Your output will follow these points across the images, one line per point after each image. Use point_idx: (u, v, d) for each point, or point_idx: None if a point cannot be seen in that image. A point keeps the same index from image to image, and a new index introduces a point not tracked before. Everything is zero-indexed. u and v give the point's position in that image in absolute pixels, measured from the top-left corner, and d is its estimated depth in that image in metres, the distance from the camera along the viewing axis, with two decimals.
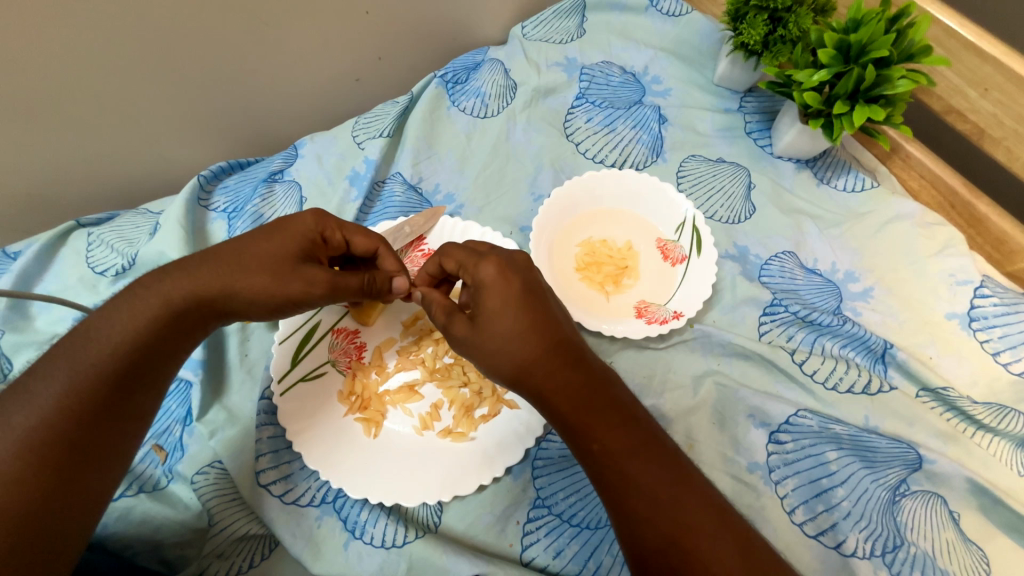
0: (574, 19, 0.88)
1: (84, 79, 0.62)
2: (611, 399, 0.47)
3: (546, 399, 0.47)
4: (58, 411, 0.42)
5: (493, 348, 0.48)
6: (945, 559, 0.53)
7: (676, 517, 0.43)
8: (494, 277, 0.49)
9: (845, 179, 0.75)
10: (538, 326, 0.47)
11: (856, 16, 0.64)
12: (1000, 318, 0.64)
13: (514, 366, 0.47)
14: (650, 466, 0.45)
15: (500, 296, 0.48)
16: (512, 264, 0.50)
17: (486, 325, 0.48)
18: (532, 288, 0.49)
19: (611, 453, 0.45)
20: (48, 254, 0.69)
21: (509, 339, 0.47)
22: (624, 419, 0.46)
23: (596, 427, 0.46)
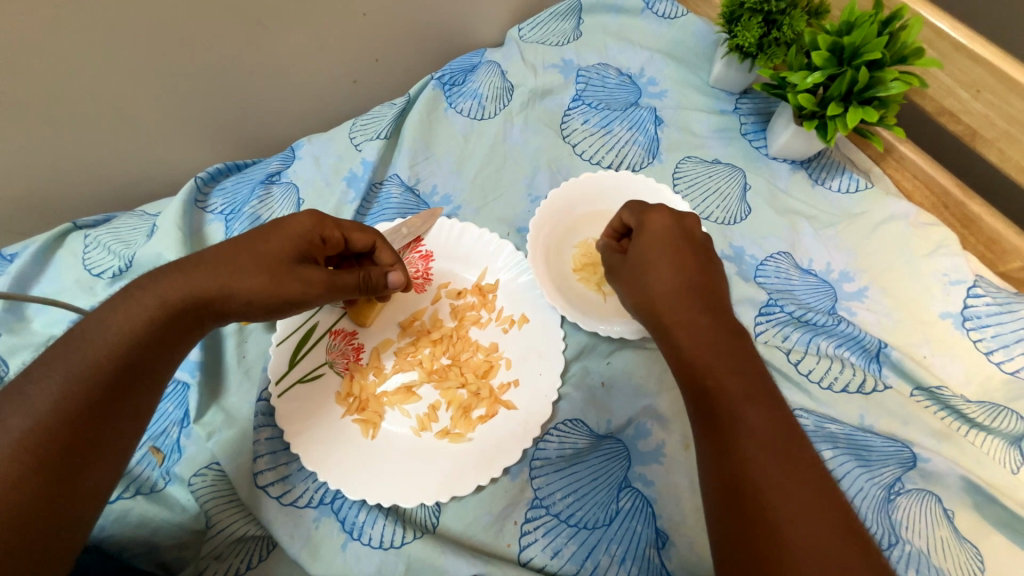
0: (571, 21, 0.89)
1: (81, 80, 0.62)
2: (740, 349, 0.51)
3: (673, 331, 0.55)
4: (54, 413, 0.42)
5: (638, 278, 0.59)
6: (940, 557, 0.53)
7: (768, 460, 0.44)
8: (657, 227, 0.60)
9: (840, 180, 0.76)
10: (683, 269, 0.58)
11: (849, 19, 0.65)
12: (993, 317, 0.65)
13: (655, 293, 0.57)
14: (763, 414, 0.46)
15: (663, 240, 0.59)
16: (677, 222, 0.61)
17: (639, 259, 0.60)
18: (688, 241, 0.59)
19: (722, 386, 0.49)
20: (44, 256, 0.69)
21: (660, 269, 0.58)
22: (746, 370, 0.49)
23: (714, 362, 0.50)
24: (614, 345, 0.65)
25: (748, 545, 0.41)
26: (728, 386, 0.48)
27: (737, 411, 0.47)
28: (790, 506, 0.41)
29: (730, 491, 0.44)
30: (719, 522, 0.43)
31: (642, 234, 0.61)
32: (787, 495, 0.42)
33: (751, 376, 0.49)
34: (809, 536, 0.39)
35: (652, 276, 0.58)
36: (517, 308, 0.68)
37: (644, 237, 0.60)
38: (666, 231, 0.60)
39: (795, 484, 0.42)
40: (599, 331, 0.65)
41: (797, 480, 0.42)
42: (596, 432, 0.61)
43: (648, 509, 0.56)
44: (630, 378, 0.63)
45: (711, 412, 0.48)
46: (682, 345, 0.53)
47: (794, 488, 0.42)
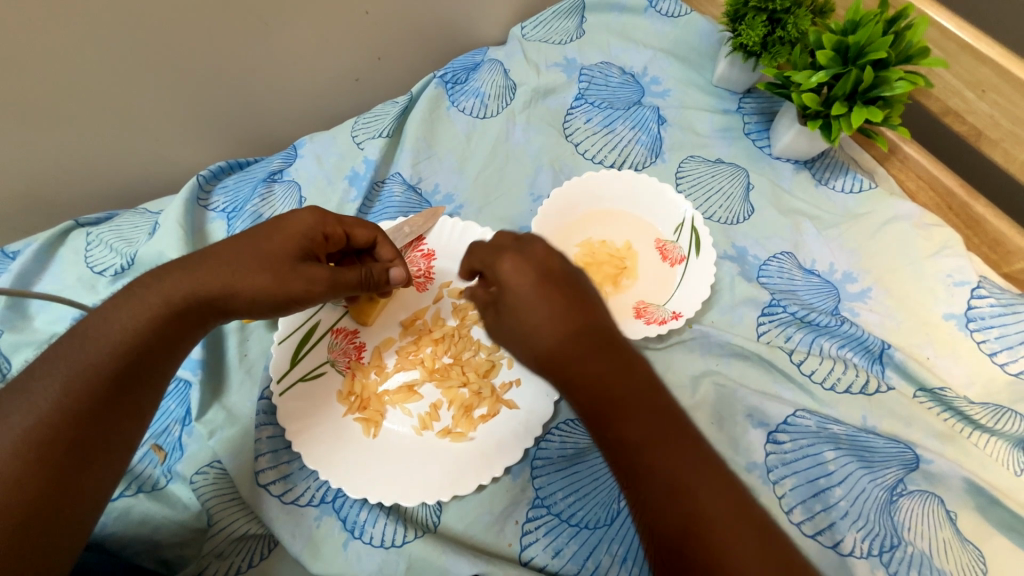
0: (574, 20, 0.88)
1: (83, 78, 0.62)
2: (635, 384, 0.45)
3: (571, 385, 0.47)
4: (57, 411, 0.42)
5: (526, 332, 0.50)
6: (943, 558, 0.53)
7: (699, 508, 0.39)
8: (514, 271, 0.53)
9: (844, 180, 0.76)
10: (561, 308, 0.50)
11: (854, 18, 0.65)
12: (997, 318, 0.65)
13: (543, 353, 0.49)
14: (670, 457, 0.41)
15: (524, 287, 0.51)
16: (531, 257, 0.54)
17: (516, 308, 0.51)
18: (548, 275, 0.52)
19: (625, 441, 0.43)
20: (47, 254, 0.69)
21: (535, 323, 0.50)
22: (644, 409, 0.44)
23: (613, 411, 0.44)
24: None
25: None
26: (629, 439, 0.43)
27: (648, 463, 0.41)
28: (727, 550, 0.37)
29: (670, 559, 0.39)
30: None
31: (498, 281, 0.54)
32: (729, 542, 0.38)
33: (652, 416, 0.43)
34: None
35: (532, 332, 0.50)
36: None
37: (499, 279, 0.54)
38: (521, 271, 0.53)
39: (726, 528, 0.38)
40: None
41: (733, 519, 0.39)
42: None
43: None
44: None
45: (625, 472, 0.43)
46: (583, 405, 0.46)
47: (733, 529, 0.38)
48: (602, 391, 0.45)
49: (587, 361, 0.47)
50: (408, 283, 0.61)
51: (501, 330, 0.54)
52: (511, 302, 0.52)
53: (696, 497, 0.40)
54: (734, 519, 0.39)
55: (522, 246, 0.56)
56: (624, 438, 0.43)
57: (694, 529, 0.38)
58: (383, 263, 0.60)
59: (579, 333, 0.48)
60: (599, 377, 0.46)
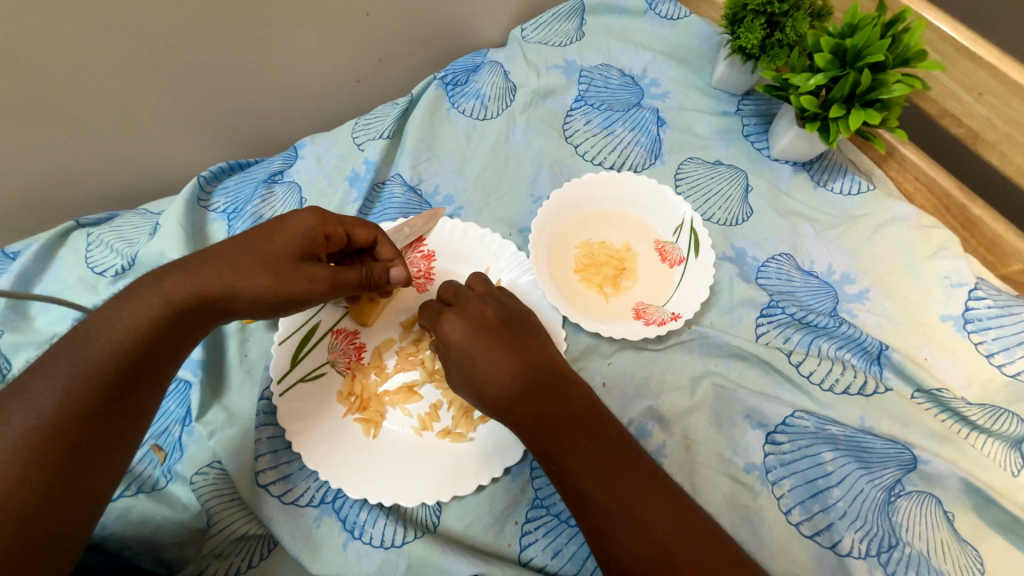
0: (573, 22, 0.89)
1: (84, 78, 0.62)
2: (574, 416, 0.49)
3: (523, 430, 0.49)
4: (57, 411, 0.42)
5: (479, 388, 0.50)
6: (940, 559, 0.53)
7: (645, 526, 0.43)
8: (454, 329, 0.52)
9: (842, 182, 0.76)
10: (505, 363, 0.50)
11: (852, 21, 0.66)
12: (994, 320, 0.65)
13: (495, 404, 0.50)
14: (622, 482, 0.45)
15: (466, 339, 0.51)
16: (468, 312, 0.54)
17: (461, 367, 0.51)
18: (487, 325, 0.52)
19: (570, 475, 0.46)
20: (48, 254, 0.69)
21: (481, 377, 0.50)
22: (590, 443, 0.47)
23: (555, 447, 0.47)
24: (615, 345, 0.65)
25: None
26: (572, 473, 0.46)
27: (593, 490, 0.45)
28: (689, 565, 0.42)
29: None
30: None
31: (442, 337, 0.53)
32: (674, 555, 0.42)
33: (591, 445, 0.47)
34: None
35: (482, 384, 0.50)
36: None
37: (442, 334, 0.53)
38: (462, 323, 0.52)
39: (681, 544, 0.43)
40: (600, 331, 0.65)
41: (676, 530, 0.43)
42: None
43: None
44: (632, 378, 0.63)
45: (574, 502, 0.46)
46: (532, 445, 0.49)
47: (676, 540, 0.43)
48: (546, 430, 0.48)
49: (528, 405, 0.49)
50: (409, 282, 0.61)
51: (453, 382, 0.54)
52: (456, 358, 0.52)
53: (640, 518, 0.44)
54: (675, 530, 0.43)
55: (459, 299, 0.56)
56: (569, 471, 0.46)
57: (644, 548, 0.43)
58: (383, 263, 0.60)
59: (522, 379, 0.49)
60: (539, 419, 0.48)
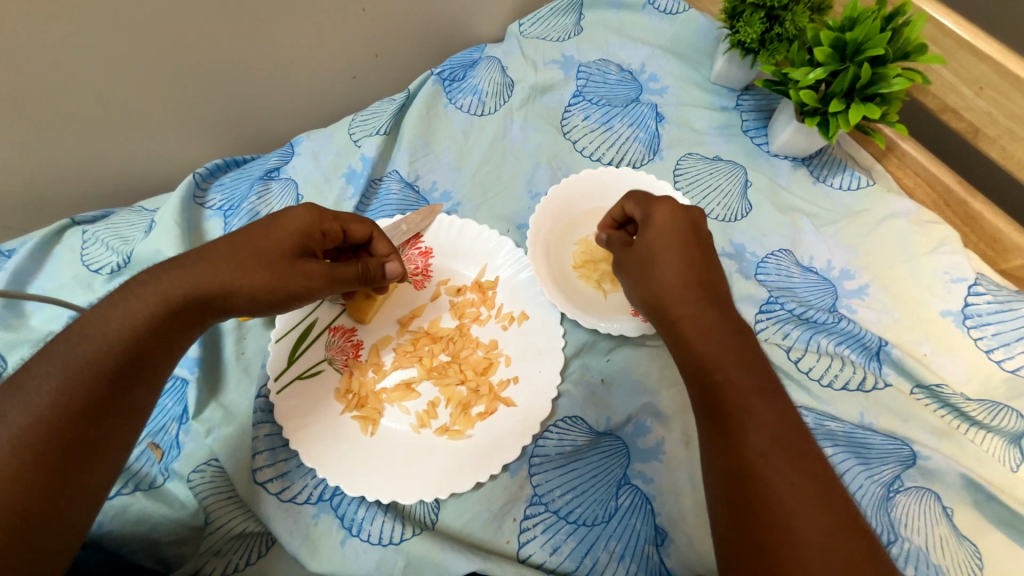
0: (571, 17, 0.88)
1: (78, 75, 0.61)
2: (747, 346, 0.50)
3: (676, 324, 0.53)
4: (53, 409, 0.41)
5: (656, 272, 0.55)
6: (939, 554, 0.53)
7: (779, 459, 0.43)
8: (664, 219, 0.57)
9: (841, 177, 0.76)
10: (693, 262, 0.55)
11: (852, 14, 0.64)
12: (994, 315, 0.65)
13: (663, 287, 0.54)
14: (773, 412, 0.46)
15: (667, 237, 0.56)
16: (683, 214, 0.57)
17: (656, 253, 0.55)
18: (696, 234, 0.56)
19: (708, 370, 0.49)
20: (43, 251, 0.68)
21: (666, 265, 0.55)
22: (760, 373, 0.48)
23: (720, 360, 0.49)
24: (613, 342, 0.65)
25: (751, 540, 0.41)
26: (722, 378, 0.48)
27: (746, 410, 0.46)
28: (797, 503, 0.41)
29: (732, 488, 0.44)
30: (723, 516, 0.44)
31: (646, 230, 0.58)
32: (794, 494, 0.41)
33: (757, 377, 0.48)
34: (815, 536, 0.40)
35: (659, 269, 0.55)
36: (516, 305, 0.68)
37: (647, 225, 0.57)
38: (674, 221, 0.57)
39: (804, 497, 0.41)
40: (598, 327, 0.65)
41: (808, 477, 0.42)
42: (595, 429, 0.61)
43: (647, 506, 0.56)
44: (630, 375, 0.63)
45: (716, 407, 0.47)
46: (676, 338, 0.53)
47: (803, 485, 0.42)
48: (710, 336, 0.51)
49: (696, 305, 0.52)
50: (404, 277, 0.61)
51: (625, 266, 0.59)
52: (649, 244, 0.56)
53: (784, 453, 0.44)
54: (807, 479, 0.42)
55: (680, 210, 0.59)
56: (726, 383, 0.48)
57: (766, 472, 0.43)
58: (378, 258, 0.59)
59: (698, 284, 0.54)
60: (713, 326, 0.51)
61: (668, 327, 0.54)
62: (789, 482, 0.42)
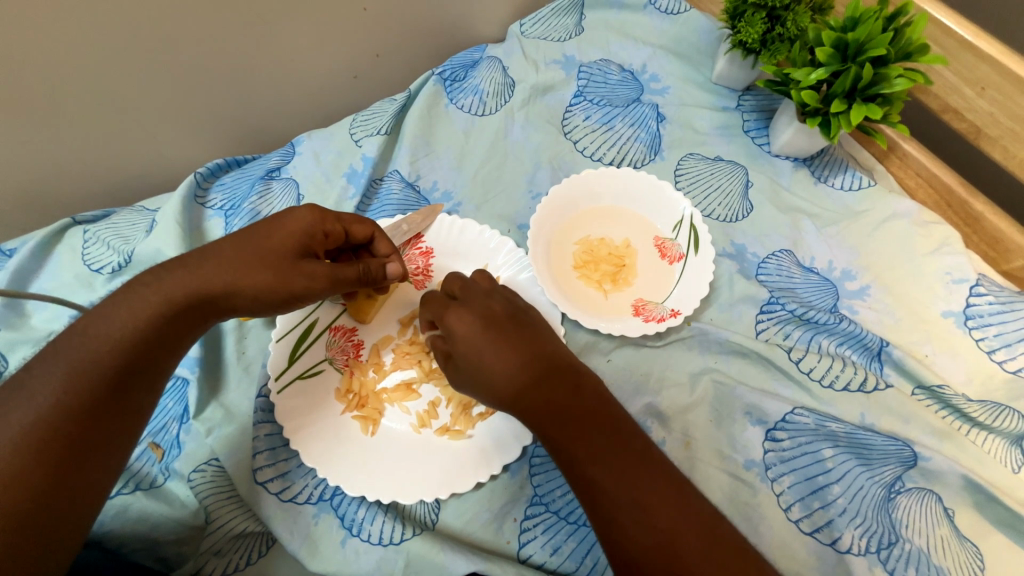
0: (572, 17, 0.88)
1: (80, 73, 0.61)
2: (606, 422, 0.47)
3: (535, 423, 0.48)
4: (55, 408, 0.41)
5: (488, 378, 0.50)
6: (940, 556, 0.53)
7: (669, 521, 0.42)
8: (462, 320, 0.53)
9: (842, 178, 0.75)
10: (513, 350, 0.51)
11: (854, 15, 0.64)
12: (995, 316, 0.64)
13: (505, 381, 0.49)
14: (639, 479, 0.44)
15: (476, 338, 0.52)
16: (478, 302, 0.55)
17: (480, 357, 0.51)
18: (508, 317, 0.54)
19: (580, 464, 0.45)
20: (44, 250, 0.68)
21: (493, 355, 0.50)
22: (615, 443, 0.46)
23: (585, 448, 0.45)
24: (614, 342, 0.65)
25: None
26: (600, 470, 0.44)
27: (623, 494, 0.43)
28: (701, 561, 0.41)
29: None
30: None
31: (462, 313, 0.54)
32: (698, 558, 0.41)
33: (626, 456, 0.45)
34: None
35: (490, 374, 0.50)
36: None
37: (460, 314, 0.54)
38: (472, 318, 0.53)
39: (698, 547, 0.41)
40: (599, 328, 0.64)
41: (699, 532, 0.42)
42: None
43: None
44: (631, 375, 0.63)
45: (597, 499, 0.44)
46: (539, 433, 0.48)
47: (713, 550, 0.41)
48: (561, 417, 0.47)
49: (544, 392, 0.48)
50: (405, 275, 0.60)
51: (459, 379, 0.53)
52: (463, 349, 0.52)
53: (655, 510, 0.43)
54: (716, 542, 0.42)
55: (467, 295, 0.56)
56: (602, 475, 0.44)
57: (680, 549, 0.41)
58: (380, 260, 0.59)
59: (528, 371, 0.49)
60: (563, 413, 0.47)
61: (530, 421, 0.49)
62: (704, 556, 0.41)
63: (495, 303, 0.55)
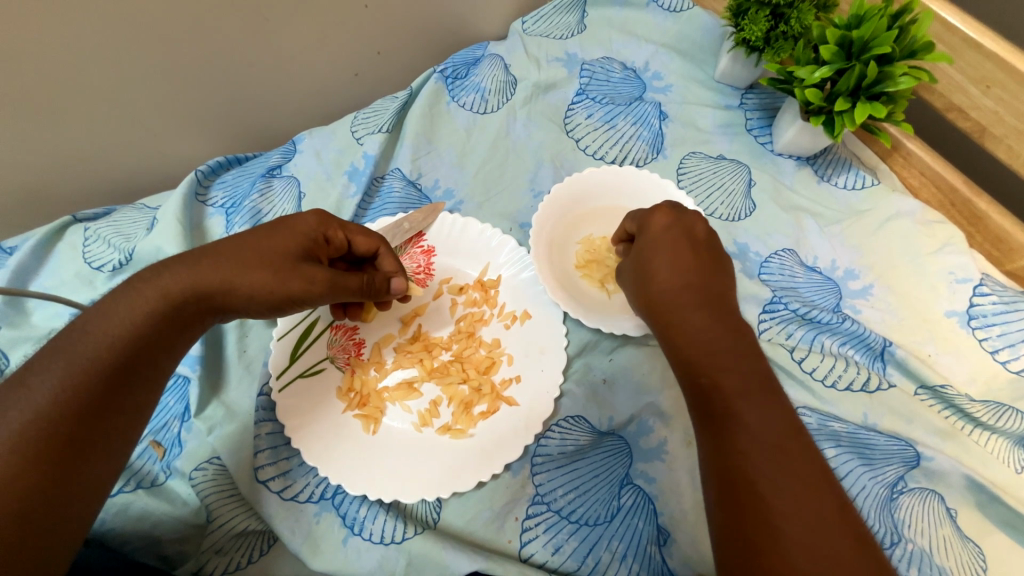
0: (575, 15, 0.88)
1: (81, 71, 0.61)
2: (741, 346, 0.50)
3: (671, 328, 0.54)
4: (54, 405, 0.41)
5: (647, 278, 0.57)
6: (942, 556, 0.53)
7: (765, 460, 0.43)
8: (658, 226, 0.59)
9: (846, 177, 0.75)
10: (692, 265, 0.56)
11: (858, 12, 0.64)
12: (999, 316, 0.64)
13: (654, 288, 0.56)
14: (760, 411, 0.46)
15: (662, 242, 0.58)
16: (682, 221, 0.59)
17: (658, 262, 0.57)
18: (692, 237, 0.58)
19: (716, 374, 0.49)
20: (45, 248, 0.68)
21: (664, 261, 0.56)
22: (749, 374, 0.49)
23: (713, 362, 0.50)
24: (616, 342, 0.65)
25: (741, 535, 0.41)
26: (735, 395, 0.47)
27: (734, 410, 0.47)
28: (784, 501, 0.41)
29: (728, 497, 0.43)
30: (716, 529, 0.43)
31: (644, 234, 0.60)
32: (787, 495, 0.42)
33: (758, 388, 0.48)
34: (802, 539, 0.40)
35: (653, 274, 0.57)
36: (519, 304, 0.68)
37: (644, 235, 0.59)
38: (665, 229, 0.58)
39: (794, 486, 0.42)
40: (601, 326, 0.64)
41: (795, 479, 0.42)
42: (598, 429, 0.60)
43: (649, 506, 0.56)
44: (633, 375, 0.63)
45: (709, 412, 0.48)
46: (684, 336, 0.53)
47: (792, 489, 0.42)
48: (705, 332, 0.52)
49: (700, 308, 0.53)
50: (407, 295, 0.60)
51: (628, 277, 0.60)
52: (642, 251, 0.59)
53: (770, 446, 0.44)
54: (797, 482, 0.42)
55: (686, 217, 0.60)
56: (726, 395, 0.48)
57: (758, 479, 0.43)
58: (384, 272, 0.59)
59: (688, 285, 0.55)
60: (705, 326, 0.52)
61: (664, 334, 0.55)
62: (792, 494, 0.42)
63: (701, 229, 0.59)
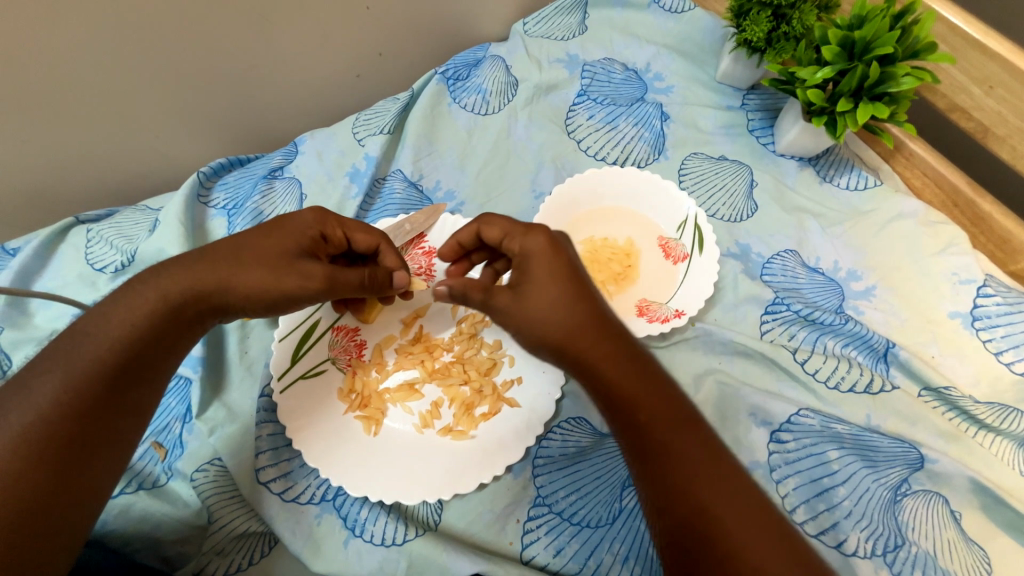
0: (576, 16, 0.88)
1: (84, 72, 0.61)
2: (654, 380, 0.46)
3: (584, 370, 0.47)
4: (55, 407, 0.41)
5: (539, 318, 0.48)
6: (947, 559, 0.53)
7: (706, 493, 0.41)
8: (535, 250, 0.50)
9: (848, 178, 0.75)
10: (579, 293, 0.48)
11: (861, 12, 0.64)
12: (1003, 317, 0.64)
13: (554, 329, 0.47)
14: (687, 441, 0.43)
15: (542, 274, 0.48)
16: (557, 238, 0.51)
17: (535, 296, 0.48)
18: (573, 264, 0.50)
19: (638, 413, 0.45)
20: (47, 250, 0.69)
21: (549, 300, 0.47)
22: (667, 402, 0.45)
23: (633, 403, 0.45)
24: None
25: None
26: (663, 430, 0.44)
27: (670, 448, 0.43)
28: (741, 532, 0.39)
29: (677, 535, 0.41)
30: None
31: (524, 263, 0.50)
32: (737, 526, 0.40)
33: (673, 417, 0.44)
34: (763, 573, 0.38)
35: (542, 315, 0.47)
36: None
37: (523, 262, 0.50)
38: (545, 255, 0.49)
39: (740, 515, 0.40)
40: None
41: (738, 510, 0.40)
42: (599, 431, 0.60)
43: None
44: None
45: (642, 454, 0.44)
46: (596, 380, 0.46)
47: (742, 525, 0.40)
48: (616, 373, 0.46)
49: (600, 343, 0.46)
50: (408, 289, 0.60)
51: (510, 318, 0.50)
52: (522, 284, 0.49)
53: (706, 477, 0.42)
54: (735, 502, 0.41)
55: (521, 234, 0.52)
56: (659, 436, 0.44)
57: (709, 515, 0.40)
58: (384, 268, 0.58)
59: (578, 322, 0.47)
60: (615, 365, 0.46)
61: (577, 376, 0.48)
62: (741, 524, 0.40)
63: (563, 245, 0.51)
